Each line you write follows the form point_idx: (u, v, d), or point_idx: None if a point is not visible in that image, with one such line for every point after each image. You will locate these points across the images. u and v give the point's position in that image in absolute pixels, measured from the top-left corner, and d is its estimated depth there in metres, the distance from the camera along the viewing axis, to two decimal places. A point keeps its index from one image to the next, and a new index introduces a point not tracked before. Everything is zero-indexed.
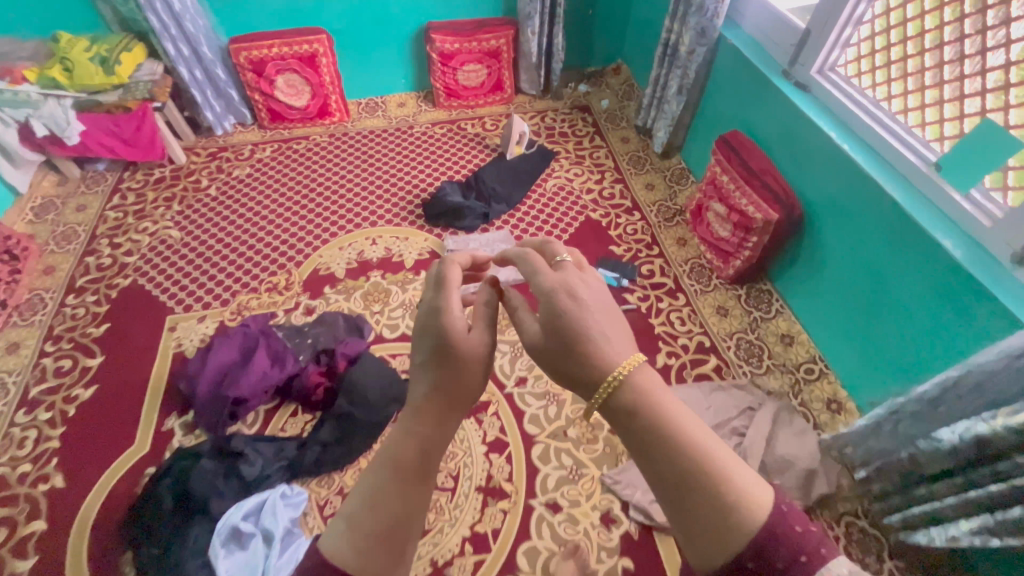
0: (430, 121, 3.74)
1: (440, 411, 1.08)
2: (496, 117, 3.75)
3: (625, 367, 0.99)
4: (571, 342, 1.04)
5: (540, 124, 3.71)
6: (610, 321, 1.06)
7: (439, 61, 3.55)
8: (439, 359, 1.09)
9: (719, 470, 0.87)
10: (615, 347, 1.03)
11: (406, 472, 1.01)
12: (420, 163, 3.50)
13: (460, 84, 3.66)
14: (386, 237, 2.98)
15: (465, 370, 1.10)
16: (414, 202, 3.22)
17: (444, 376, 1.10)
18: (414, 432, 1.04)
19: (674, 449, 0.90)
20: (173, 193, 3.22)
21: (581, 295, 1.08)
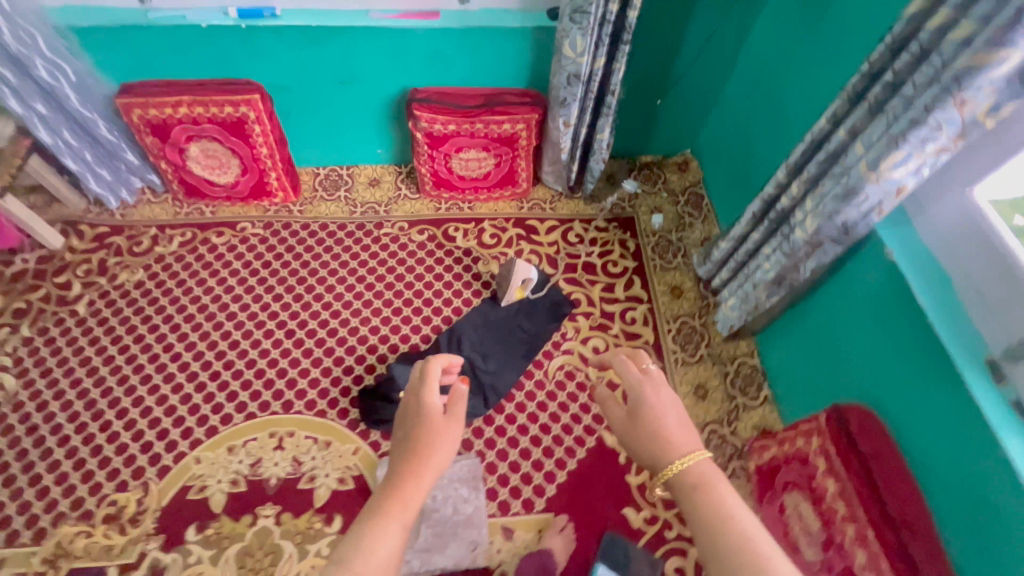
0: (409, 217, 2.65)
1: (421, 462, 1.29)
2: (501, 223, 2.66)
3: (683, 456, 1.12)
4: (642, 421, 1.21)
5: (561, 243, 2.61)
6: (672, 417, 1.21)
7: (426, 144, 2.43)
8: (410, 430, 1.35)
9: (756, 553, 0.93)
10: (675, 434, 1.17)
11: (391, 503, 1.19)
12: (381, 288, 2.45)
13: (455, 174, 2.55)
14: (301, 438, 2.04)
15: (437, 440, 1.32)
16: (355, 366, 2.22)
17: (416, 442, 1.32)
18: (407, 481, 1.23)
19: (726, 525, 0.98)
20: (29, 303, 2.29)
21: (650, 387, 1.27)
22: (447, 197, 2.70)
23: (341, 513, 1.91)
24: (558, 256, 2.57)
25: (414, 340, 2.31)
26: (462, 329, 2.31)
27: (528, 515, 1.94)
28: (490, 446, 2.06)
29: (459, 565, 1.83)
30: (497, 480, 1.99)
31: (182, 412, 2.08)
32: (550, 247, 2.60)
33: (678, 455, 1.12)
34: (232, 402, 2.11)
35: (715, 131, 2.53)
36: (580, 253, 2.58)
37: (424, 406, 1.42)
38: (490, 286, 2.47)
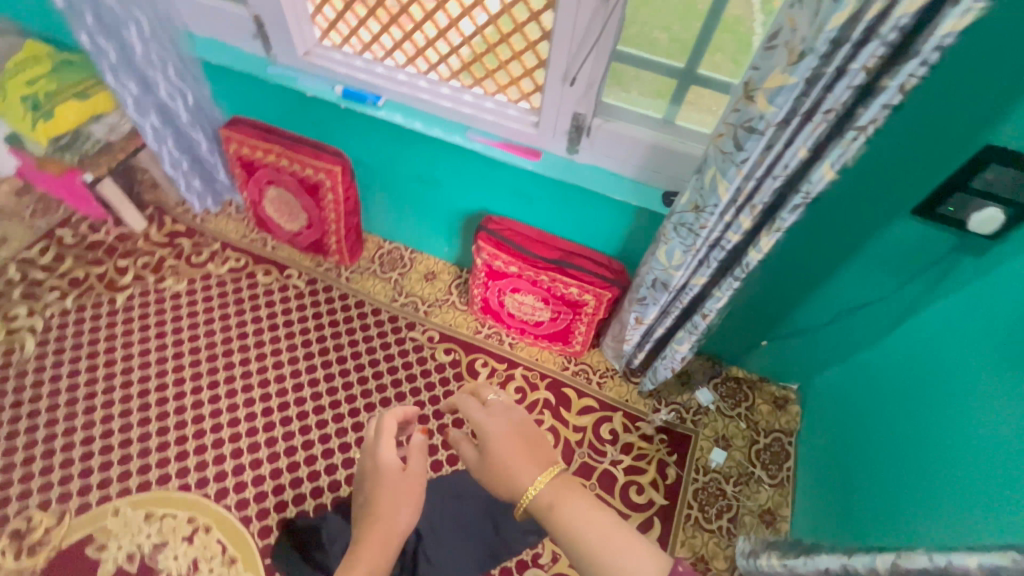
0: (444, 328, 2.40)
1: (379, 530, 1.14)
2: (533, 379, 2.30)
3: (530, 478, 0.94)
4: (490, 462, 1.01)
5: (588, 435, 2.17)
6: (516, 437, 1.03)
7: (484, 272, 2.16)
8: (372, 493, 1.20)
9: (610, 550, 0.83)
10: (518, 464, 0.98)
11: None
12: (376, 397, 2.20)
13: (504, 309, 2.24)
14: (211, 538, 1.87)
15: (394, 498, 1.19)
16: (304, 480, 2.00)
17: (377, 507, 1.18)
18: (364, 563, 1.11)
19: (578, 540, 0.85)
20: (87, 275, 2.40)
21: (496, 422, 1.07)
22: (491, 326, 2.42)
23: None
24: (577, 449, 2.14)
25: None
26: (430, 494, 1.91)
27: None
28: None
29: None
30: None
31: (133, 450, 2.02)
32: (573, 433, 2.17)
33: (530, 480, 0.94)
34: (178, 463, 2.00)
35: (832, 394, 2.00)
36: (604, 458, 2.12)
37: (377, 460, 1.23)
38: None
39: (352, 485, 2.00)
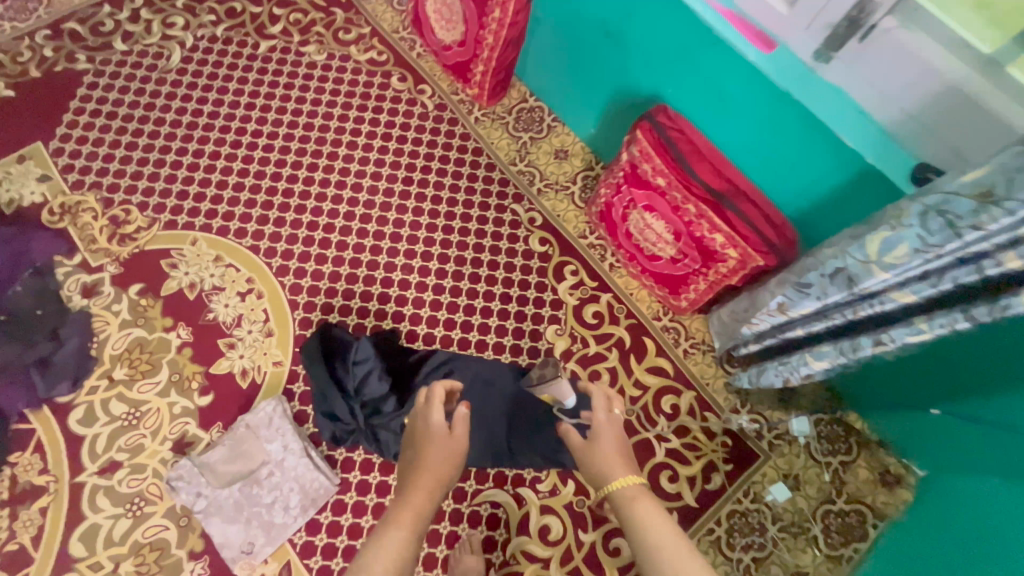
0: (550, 217, 2.11)
1: (425, 476, 1.26)
2: (617, 313, 2.00)
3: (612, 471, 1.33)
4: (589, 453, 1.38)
5: (647, 397, 1.89)
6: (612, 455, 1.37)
7: (624, 173, 1.77)
8: (415, 448, 1.34)
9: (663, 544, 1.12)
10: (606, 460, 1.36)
11: (398, 533, 1.14)
12: (453, 253, 2.03)
13: (625, 225, 1.88)
14: (260, 306, 1.89)
15: (438, 451, 1.31)
16: (356, 296, 1.94)
17: (419, 459, 1.30)
18: (411, 502, 1.20)
19: (641, 533, 1.16)
20: (243, 10, 2.31)
21: (605, 420, 1.54)
22: (599, 238, 2.09)
23: (215, 395, 1.76)
24: (628, 405, 1.88)
25: (420, 327, 1.92)
26: (461, 368, 1.79)
27: None
28: (359, 489, 1.69)
29: (221, 546, 1.57)
30: (328, 524, 1.64)
31: (226, 195, 2.03)
32: (632, 387, 1.90)
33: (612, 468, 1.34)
34: (257, 225, 2.00)
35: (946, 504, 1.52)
36: (653, 429, 1.85)
37: (424, 424, 1.38)
38: (535, 358, 1.91)
39: (396, 323, 1.92)
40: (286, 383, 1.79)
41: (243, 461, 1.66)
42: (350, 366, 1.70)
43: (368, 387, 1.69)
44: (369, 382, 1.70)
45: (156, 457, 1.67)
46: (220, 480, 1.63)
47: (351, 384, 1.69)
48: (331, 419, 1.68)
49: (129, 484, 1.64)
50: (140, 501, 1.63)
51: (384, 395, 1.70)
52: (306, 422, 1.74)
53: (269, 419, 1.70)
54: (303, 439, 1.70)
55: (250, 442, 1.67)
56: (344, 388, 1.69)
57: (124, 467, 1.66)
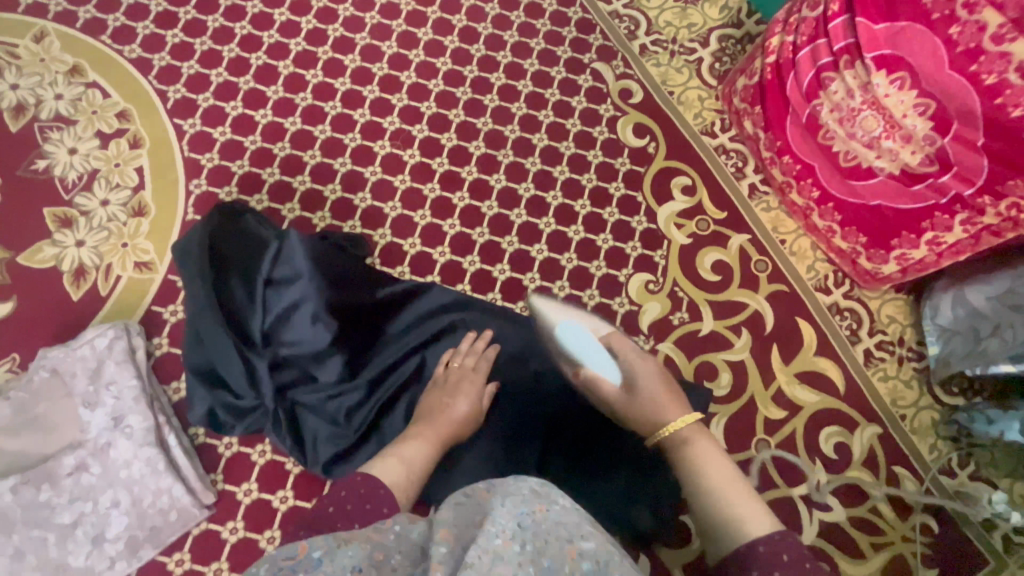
0: (659, 94, 1.24)
1: (450, 418, 0.86)
2: (755, 271, 1.14)
3: (675, 417, 0.78)
4: (632, 402, 0.83)
5: (797, 426, 1.05)
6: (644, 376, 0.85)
7: (844, 2, 0.93)
8: (438, 388, 0.91)
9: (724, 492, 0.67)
10: (664, 406, 0.80)
11: (420, 451, 0.79)
12: (484, 127, 1.16)
13: (814, 107, 1.01)
14: (132, 161, 1.05)
15: (471, 395, 0.90)
16: (304, 171, 1.09)
17: (444, 393, 0.89)
18: (438, 429, 0.83)
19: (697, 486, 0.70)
20: None
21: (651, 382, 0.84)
22: (736, 141, 1.21)
23: (18, 306, 0.95)
24: (762, 435, 1.04)
25: (409, 241, 1.07)
26: (470, 324, 0.99)
27: None
28: (249, 519, 0.88)
29: None
30: None
31: None
32: (770, 404, 1.06)
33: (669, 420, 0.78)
34: (154, 27, 1.14)
35: None
36: (800, 485, 1.02)
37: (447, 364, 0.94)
38: None
39: (368, 227, 1.07)
40: (152, 305, 0.97)
41: (34, 437, 0.85)
42: (260, 289, 0.87)
43: (291, 332, 0.89)
44: (295, 325, 0.89)
45: None
46: None
47: (258, 323, 0.87)
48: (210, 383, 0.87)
49: None
50: None
51: (322, 352, 0.90)
52: (175, 379, 0.94)
53: (98, 366, 0.88)
54: (159, 410, 0.89)
55: (54, 402, 0.87)
56: (244, 329, 0.87)
57: None
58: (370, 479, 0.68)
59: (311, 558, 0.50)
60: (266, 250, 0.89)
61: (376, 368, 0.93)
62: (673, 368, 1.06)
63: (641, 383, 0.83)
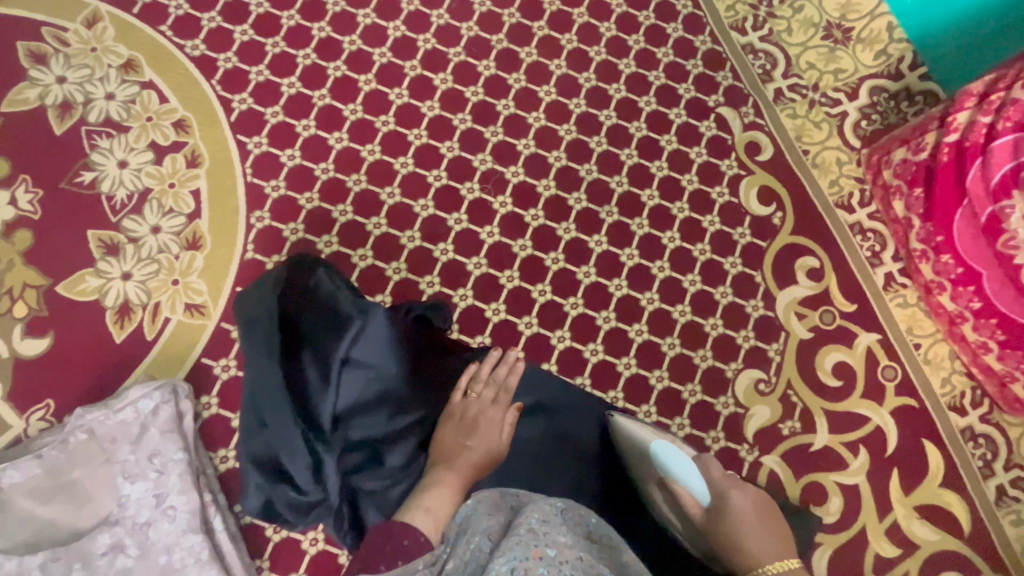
0: (791, 152, 1.06)
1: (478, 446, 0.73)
2: (882, 379, 0.98)
3: (772, 557, 0.61)
4: (716, 526, 0.66)
5: (910, 568, 0.92)
6: (745, 509, 0.66)
7: None
8: (455, 422, 0.76)
9: None
10: (764, 535, 0.64)
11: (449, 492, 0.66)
12: (587, 175, 1.01)
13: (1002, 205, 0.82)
14: (188, 183, 0.92)
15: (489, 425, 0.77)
16: (380, 212, 0.95)
17: (459, 427, 0.75)
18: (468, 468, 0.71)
19: None
20: None
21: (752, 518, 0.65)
22: (876, 219, 1.04)
23: (56, 343, 0.84)
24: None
25: (493, 306, 0.94)
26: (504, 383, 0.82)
27: None
28: None
29: None
30: None
31: None
32: (883, 539, 0.92)
33: (766, 555, 0.62)
34: (220, 19, 0.98)
35: None
36: None
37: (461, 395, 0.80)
38: (705, 430, 0.93)
39: (447, 284, 0.94)
40: (202, 357, 0.86)
41: (68, 505, 0.76)
42: (336, 371, 0.74)
43: (365, 418, 0.77)
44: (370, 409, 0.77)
45: None
46: (6, 536, 0.74)
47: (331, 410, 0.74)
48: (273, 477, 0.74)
49: None
50: None
51: (396, 435, 0.78)
52: (223, 448, 0.84)
53: (141, 431, 0.78)
54: (205, 487, 0.80)
55: (91, 468, 0.77)
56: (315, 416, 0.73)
57: None
58: (406, 532, 0.58)
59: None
60: (346, 327, 0.75)
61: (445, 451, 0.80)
62: (778, 485, 0.92)
63: (731, 509, 0.66)
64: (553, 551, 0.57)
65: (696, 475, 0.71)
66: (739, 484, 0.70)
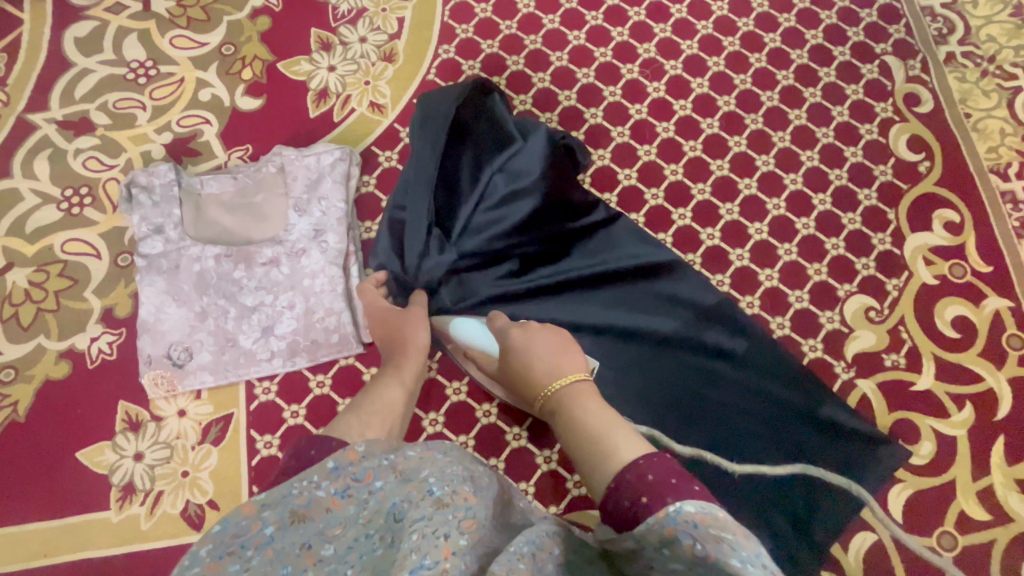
0: (953, 111, 1.05)
1: (408, 346, 0.78)
2: (1007, 346, 0.93)
3: (550, 381, 0.73)
4: (514, 370, 0.78)
5: (998, 537, 0.85)
6: (534, 340, 0.77)
7: None
8: (390, 320, 0.82)
9: (599, 446, 0.62)
10: (550, 359, 0.75)
11: (390, 396, 0.69)
12: (741, 84, 1.05)
13: None
14: (397, 10, 1.07)
15: (402, 342, 0.78)
16: (546, 70, 1.05)
17: (394, 321, 0.81)
18: (399, 376, 0.73)
19: (571, 438, 0.67)
20: None
21: (528, 352, 0.76)
22: None
23: (266, 105, 1.01)
24: (947, 528, 0.86)
25: (626, 172, 1.00)
26: (604, 238, 0.93)
27: (239, 475, 0.84)
28: None
29: (145, 329, 0.86)
30: (318, 396, 0.87)
31: None
32: (972, 499, 0.87)
33: (548, 378, 0.73)
34: None
35: None
36: None
37: (379, 322, 0.82)
38: (803, 337, 0.93)
39: (590, 144, 1.02)
40: (372, 145, 0.99)
41: (247, 220, 0.91)
42: (487, 173, 0.89)
43: (489, 215, 0.89)
44: (503, 217, 0.89)
45: (142, 147, 0.99)
46: (197, 228, 0.90)
47: (467, 210, 0.89)
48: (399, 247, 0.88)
49: (86, 164, 0.98)
50: (85, 197, 0.96)
51: (509, 243, 0.90)
52: (370, 221, 0.95)
53: (317, 178, 0.92)
54: (352, 240, 0.92)
55: (272, 197, 0.92)
56: (454, 209, 0.89)
57: (93, 134, 0.99)
58: (313, 443, 0.55)
59: (261, 533, 0.46)
60: (508, 143, 0.90)
61: (547, 278, 0.90)
62: (868, 411, 0.90)
63: (513, 347, 0.78)
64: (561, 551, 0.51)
65: (482, 332, 0.85)
66: (519, 325, 0.80)
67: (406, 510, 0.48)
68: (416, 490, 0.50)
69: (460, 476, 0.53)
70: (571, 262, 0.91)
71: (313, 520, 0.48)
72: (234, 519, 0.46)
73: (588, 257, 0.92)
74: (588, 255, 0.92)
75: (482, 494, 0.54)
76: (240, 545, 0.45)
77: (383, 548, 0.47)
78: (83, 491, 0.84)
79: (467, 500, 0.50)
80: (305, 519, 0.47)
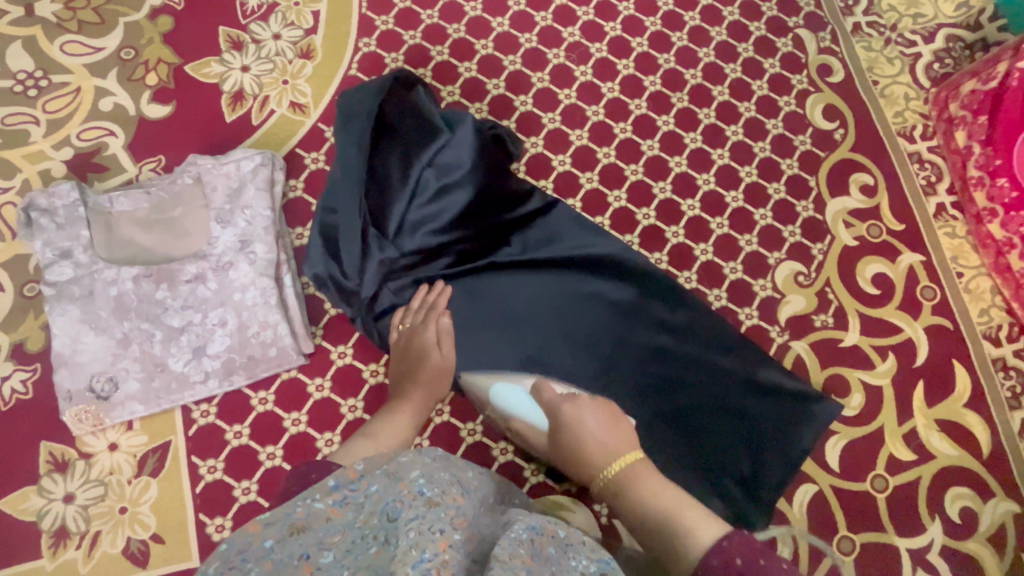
0: (862, 79, 1.10)
1: (428, 371, 0.81)
2: (921, 297, 1.00)
3: (611, 459, 0.72)
4: (565, 448, 0.75)
5: (922, 474, 0.93)
6: (591, 415, 0.76)
7: None
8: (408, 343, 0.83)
9: (665, 511, 0.65)
10: (609, 440, 0.74)
11: (398, 429, 0.74)
12: (665, 64, 1.07)
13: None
14: (311, 4, 1.02)
15: (424, 367, 0.81)
16: (473, 59, 1.03)
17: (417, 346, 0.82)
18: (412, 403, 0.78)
19: (633, 508, 0.68)
20: None
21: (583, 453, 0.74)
22: (935, 153, 1.07)
23: (175, 111, 0.95)
24: (880, 471, 0.92)
25: (559, 158, 1.00)
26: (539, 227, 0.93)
27: (183, 504, 0.80)
28: (337, 381, 0.86)
29: (61, 362, 0.80)
30: (261, 414, 0.84)
31: None
32: (899, 442, 0.94)
33: (608, 460, 0.72)
34: None
35: None
36: (911, 536, 0.90)
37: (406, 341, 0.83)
38: (740, 306, 0.97)
39: (521, 132, 1.01)
40: (296, 147, 0.95)
41: (165, 236, 0.86)
42: (417, 170, 0.86)
43: (422, 213, 0.87)
44: (437, 214, 0.87)
45: (39, 165, 0.91)
46: (109, 250, 0.84)
47: (400, 208, 0.85)
48: (332, 251, 0.85)
49: None
50: None
51: (444, 240, 0.88)
52: (300, 227, 0.92)
53: (239, 187, 0.87)
54: (283, 248, 0.88)
55: (192, 211, 0.87)
56: (385, 208, 0.85)
57: None
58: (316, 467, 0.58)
59: (261, 545, 0.46)
60: (434, 137, 0.87)
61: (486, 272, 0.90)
62: (802, 371, 0.96)
63: (573, 427, 0.76)
64: (564, 532, 0.51)
65: (530, 402, 0.82)
66: (570, 398, 0.79)
67: (399, 510, 0.47)
68: (406, 490, 0.49)
69: (448, 479, 0.53)
70: (510, 253, 0.91)
71: (313, 534, 0.48)
72: (238, 535, 0.46)
73: (526, 246, 0.92)
74: (525, 245, 0.92)
75: (472, 493, 0.55)
76: (240, 560, 0.45)
77: (377, 547, 0.46)
78: (9, 542, 0.78)
79: (456, 500, 0.50)
80: (303, 532, 0.48)
